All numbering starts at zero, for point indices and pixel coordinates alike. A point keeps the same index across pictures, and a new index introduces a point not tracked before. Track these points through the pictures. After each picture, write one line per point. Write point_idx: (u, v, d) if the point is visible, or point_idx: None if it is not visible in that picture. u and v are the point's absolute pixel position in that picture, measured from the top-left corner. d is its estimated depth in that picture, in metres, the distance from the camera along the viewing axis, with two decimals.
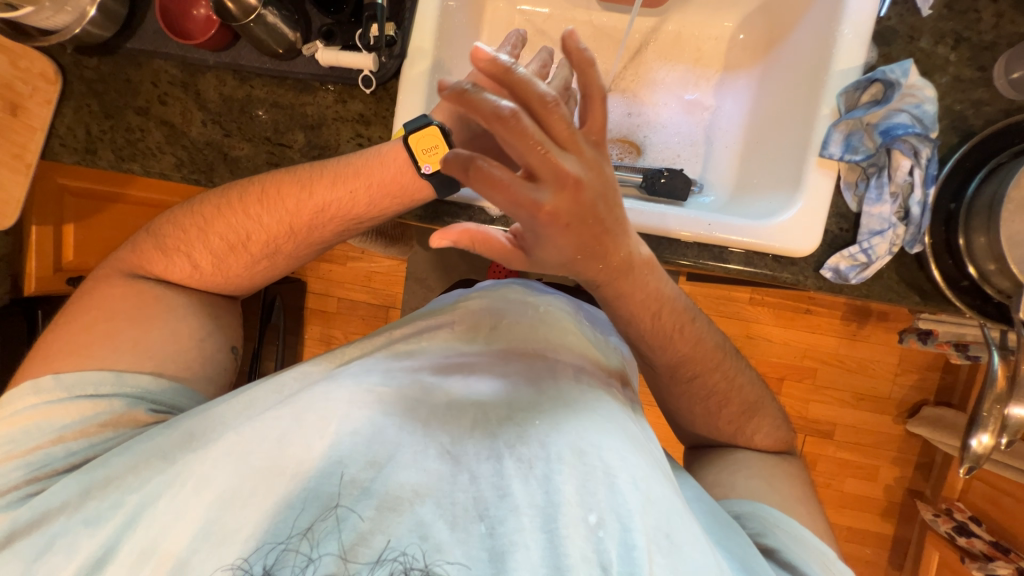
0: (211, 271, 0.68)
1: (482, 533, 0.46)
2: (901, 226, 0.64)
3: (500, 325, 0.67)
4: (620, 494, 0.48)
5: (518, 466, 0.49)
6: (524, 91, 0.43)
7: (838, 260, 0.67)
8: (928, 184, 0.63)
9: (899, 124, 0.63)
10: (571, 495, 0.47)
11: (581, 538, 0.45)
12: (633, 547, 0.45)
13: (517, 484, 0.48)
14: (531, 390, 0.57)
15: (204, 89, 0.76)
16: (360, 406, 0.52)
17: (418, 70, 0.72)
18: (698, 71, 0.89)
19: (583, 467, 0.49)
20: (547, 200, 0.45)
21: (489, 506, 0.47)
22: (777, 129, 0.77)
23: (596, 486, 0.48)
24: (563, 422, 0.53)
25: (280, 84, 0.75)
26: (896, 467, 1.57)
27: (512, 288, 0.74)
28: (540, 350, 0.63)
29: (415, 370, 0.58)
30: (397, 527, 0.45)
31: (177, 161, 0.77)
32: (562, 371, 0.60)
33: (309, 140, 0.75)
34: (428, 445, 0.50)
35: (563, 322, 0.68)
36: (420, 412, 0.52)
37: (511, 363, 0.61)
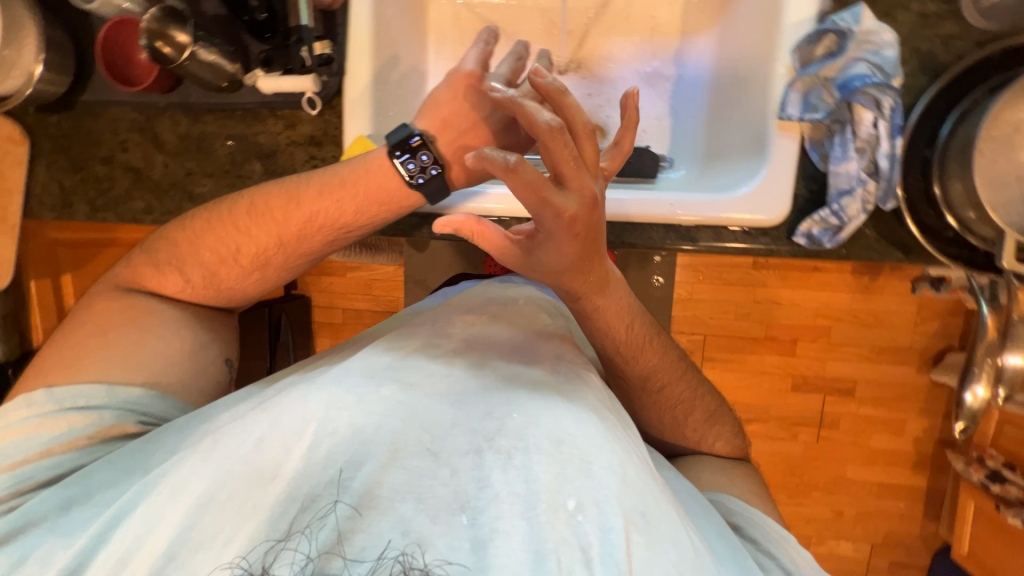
0: (204, 284, 0.71)
1: (465, 524, 0.46)
2: (871, 181, 0.60)
3: (476, 318, 0.70)
4: (599, 479, 0.48)
5: (499, 458, 0.49)
6: (533, 120, 0.45)
7: (809, 225, 0.64)
8: (894, 136, 0.58)
9: (856, 76, 0.58)
10: (549, 482, 0.48)
11: (562, 524, 0.46)
12: (610, 529, 0.46)
13: (499, 475, 0.48)
14: (513, 384, 0.57)
15: (160, 131, 0.78)
16: (343, 408, 0.53)
17: (359, 85, 0.71)
18: (656, 41, 0.86)
19: (560, 456, 0.49)
20: (571, 206, 0.47)
21: (470, 498, 0.47)
22: (738, 95, 0.74)
23: (574, 473, 0.49)
24: (548, 414, 0.53)
25: (231, 116, 0.76)
26: (924, 418, 1.52)
27: (494, 292, 0.78)
28: (522, 352, 0.63)
29: (401, 371, 0.58)
30: (381, 526, 0.46)
31: (147, 205, 0.80)
32: (540, 366, 0.60)
33: (266, 168, 0.76)
34: (408, 443, 0.50)
35: (538, 314, 0.74)
36: (404, 408, 0.53)
37: (490, 359, 0.62)
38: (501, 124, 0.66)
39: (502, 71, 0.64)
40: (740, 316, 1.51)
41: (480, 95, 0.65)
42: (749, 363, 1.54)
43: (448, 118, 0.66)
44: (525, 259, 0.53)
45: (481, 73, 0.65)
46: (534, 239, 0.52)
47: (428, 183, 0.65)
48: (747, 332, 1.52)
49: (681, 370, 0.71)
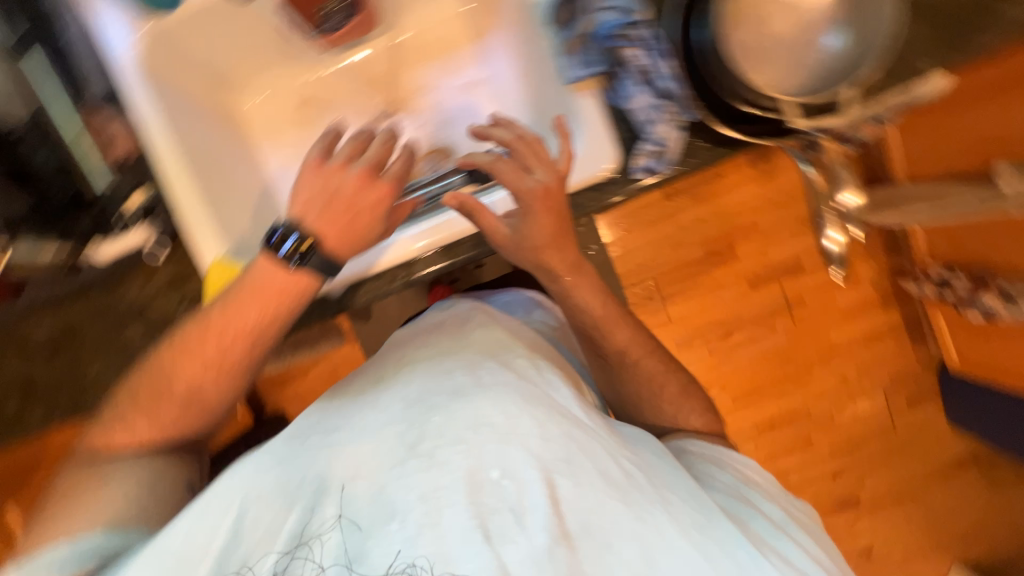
0: (122, 445, 0.60)
1: (395, 530, 0.49)
2: (667, 102, 0.64)
3: (406, 349, 0.69)
4: (518, 448, 0.52)
5: (428, 461, 0.51)
6: (501, 134, 0.68)
7: (640, 158, 0.67)
8: (664, 56, 0.63)
9: (607, 23, 0.64)
10: (469, 467, 0.51)
11: (491, 494, 0.50)
12: (539, 484, 0.51)
13: (434, 473, 0.51)
14: (436, 387, 0.57)
15: (23, 339, 0.74)
16: (268, 474, 0.54)
17: (193, 213, 0.72)
18: (456, 56, 0.91)
19: (478, 441, 0.52)
20: (544, 177, 0.65)
21: (397, 507, 0.50)
22: (538, 71, 0.77)
23: (491, 448, 0.52)
24: (473, 405, 0.54)
25: (87, 293, 0.74)
26: (869, 260, 1.60)
27: (428, 318, 0.77)
28: (444, 352, 0.63)
29: (331, 419, 0.57)
30: (321, 556, 0.50)
31: (39, 415, 0.75)
32: (461, 360, 0.61)
33: (145, 326, 0.74)
34: (336, 482, 0.52)
35: (465, 318, 0.73)
36: (331, 452, 0.54)
37: (417, 375, 0.60)
38: (354, 188, 0.64)
39: (343, 150, 0.67)
40: (676, 246, 1.56)
41: (323, 174, 0.64)
42: (705, 282, 1.58)
43: (309, 202, 0.63)
44: (512, 238, 0.67)
45: (324, 155, 0.66)
46: (519, 221, 0.67)
47: (311, 257, 0.61)
48: (689, 257, 1.57)
49: (612, 325, 0.73)
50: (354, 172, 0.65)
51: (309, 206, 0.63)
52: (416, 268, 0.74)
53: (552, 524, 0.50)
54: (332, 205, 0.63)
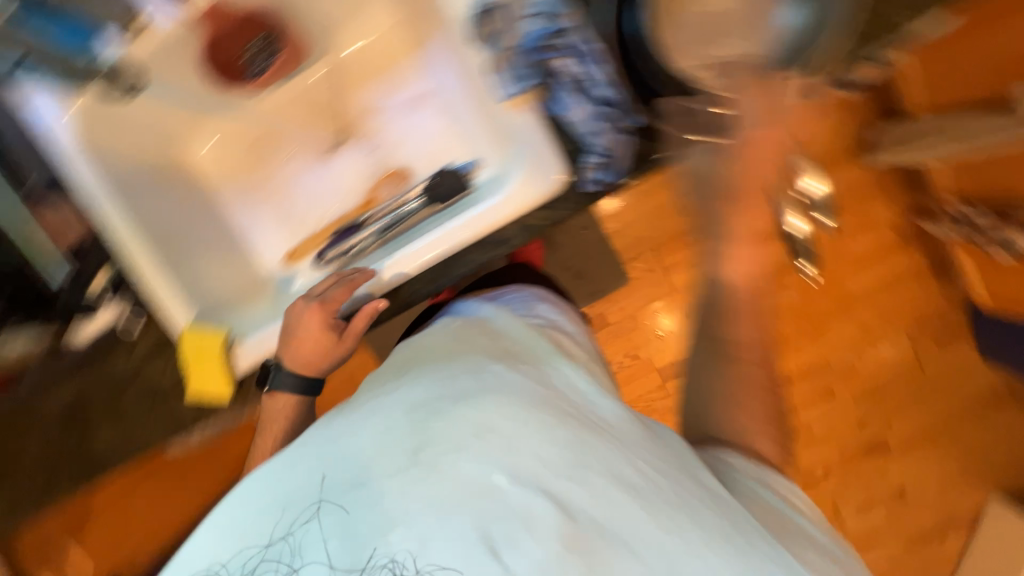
0: None
1: (381, 556, 0.41)
2: (602, 108, 0.68)
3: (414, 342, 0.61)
4: (529, 453, 0.43)
5: (429, 466, 0.43)
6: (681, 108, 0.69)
7: (586, 167, 0.67)
8: (595, 62, 0.68)
9: (535, 32, 0.67)
10: (470, 474, 0.42)
11: (492, 501, 0.42)
12: (547, 490, 0.42)
13: (437, 476, 0.43)
14: (444, 381, 0.49)
15: (25, 417, 0.78)
16: (269, 485, 0.47)
17: (167, 276, 0.76)
18: (398, 72, 0.90)
19: (484, 443, 0.44)
20: (744, 129, 0.62)
21: (392, 519, 0.42)
22: (477, 86, 0.75)
23: (497, 453, 0.43)
24: (486, 402, 0.46)
25: (78, 368, 0.77)
26: None
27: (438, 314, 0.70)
28: (450, 344, 0.55)
29: (338, 423, 0.49)
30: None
31: (51, 486, 0.79)
32: (469, 353, 0.52)
33: (138, 391, 0.78)
34: (330, 490, 0.44)
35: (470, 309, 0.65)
36: (330, 457, 0.46)
37: (422, 371, 0.52)
38: (301, 359, 0.69)
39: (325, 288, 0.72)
40: (671, 214, 1.35)
41: (292, 322, 0.70)
42: (709, 245, 1.37)
43: (284, 346, 0.71)
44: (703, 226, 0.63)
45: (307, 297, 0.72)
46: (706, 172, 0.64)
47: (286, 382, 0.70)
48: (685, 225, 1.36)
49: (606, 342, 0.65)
50: (317, 320, 0.69)
51: (281, 352, 0.71)
52: (381, 307, 0.74)
53: (562, 532, 0.41)
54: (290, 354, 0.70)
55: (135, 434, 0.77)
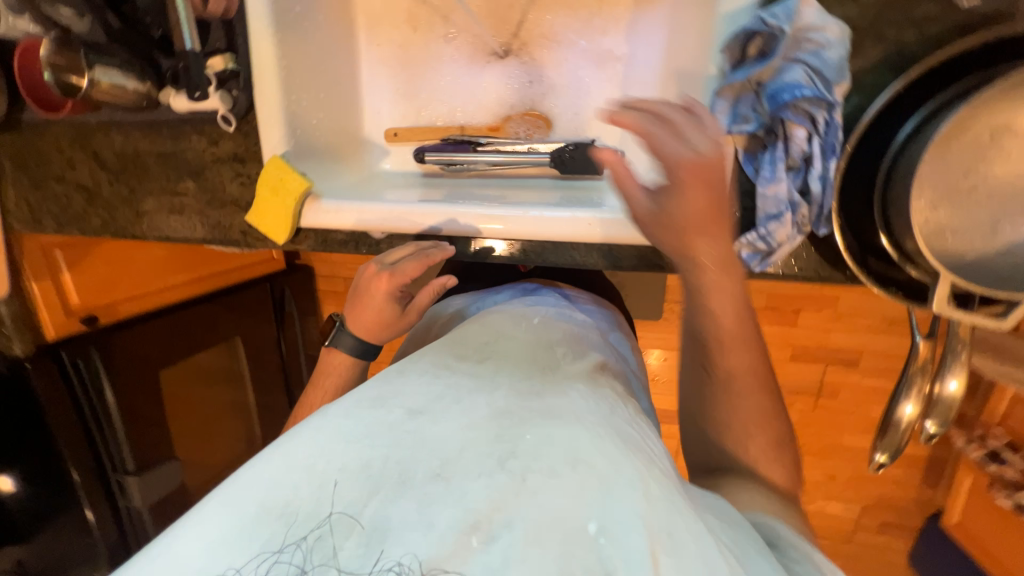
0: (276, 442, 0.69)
1: (477, 549, 0.35)
2: (803, 206, 0.53)
3: (492, 337, 0.58)
4: (628, 505, 0.37)
5: (519, 481, 0.38)
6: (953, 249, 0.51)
7: (738, 248, 0.57)
8: (829, 155, 0.50)
9: (789, 85, 0.49)
10: (559, 505, 0.36)
11: (584, 552, 0.35)
12: (642, 557, 0.35)
13: (524, 503, 0.37)
14: (527, 401, 0.45)
15: (99, 149, 0.79)
16: (344, 449, 0.41)
17: (269, 100, 0.68)
18: (603, 16, 0.77)
19: (574, 481, 0.38)
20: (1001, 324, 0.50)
21: (484, 515, 0.36)
22: (682, 89, 0.65)
23: (589, 494, 0.37)
24: (581, 435, 0.41)
25: (157, 132, 0.75)
26: None
27: (505, 310, 0.68)
28: (538, 363, 0.53)
29: (410, 392, 0.47)
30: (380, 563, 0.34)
31: (103, 220, 0.84)
32: (550, 378, 0.50)
33: (199, 187, 0.77)
34: (418, 466, 0.39)
35: (561, 333, 0.63)
36: (412, 431, 0.42)
37: (503, 373, 0.50)
38: (375, 305, 0.69)
39: (403, 253, 0.69)
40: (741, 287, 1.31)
41: (370, 273, 0.69)
42: None
43: (356, 295, 0.71)
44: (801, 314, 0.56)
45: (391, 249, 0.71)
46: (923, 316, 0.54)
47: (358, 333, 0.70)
48: None
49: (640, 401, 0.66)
50: (385, 278, 0.68)
51: (356, 298, 0.71)
52: (458, 245, 0.72)
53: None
54: (362, 301, 0.70)
55: (184, 222, 0.79)
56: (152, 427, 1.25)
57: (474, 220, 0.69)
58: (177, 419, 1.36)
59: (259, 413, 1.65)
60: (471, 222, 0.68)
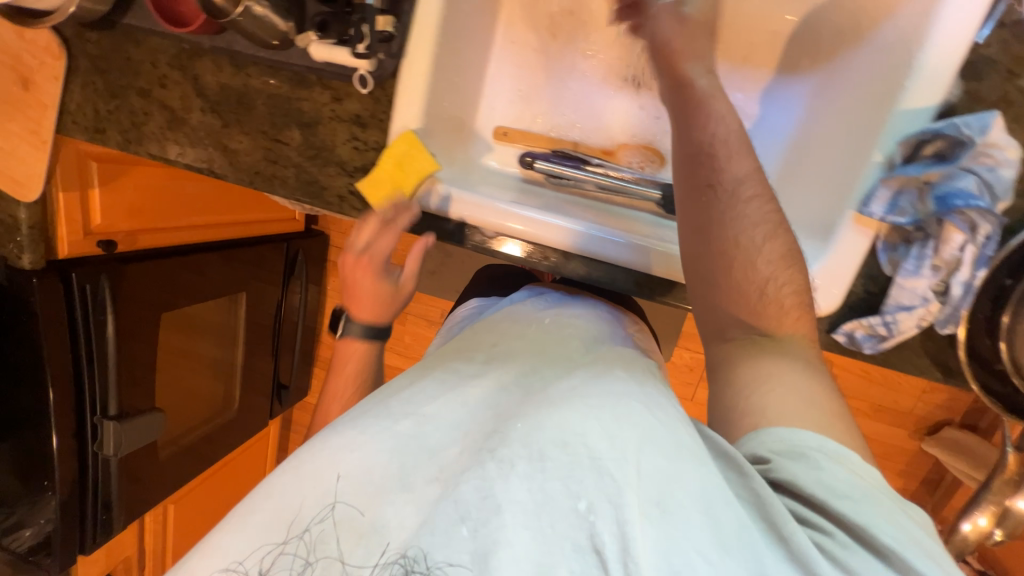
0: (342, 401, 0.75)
1: (466, 536, 0.41)
2: (935, 303, 0.56)
3: (499, 335, 0.63)
4: (611, 480, 0.40)
5: (501, 468, 0.42)
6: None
7: (855, 327, 0.60)
8: (978, 266, 0.54)
9: (961, 191, 0.52)
10: (552, 487, 0.41)
11: (569, 526, 0.39)
12: (626, 522, 0.38)
13: (506, 493, 0.41)
14: (530, 400, 0.49)
15: (201, 74, 0.73)
16: (357, 449, 0.47)
17: (417, 73, 0.65)
18: (745, 71, 0.76)
19: (566, 459, 0.41)
20: None
21: (471, 508, 0.41)
22: (826, 162, 0.65)
23: (585, 472, 0.41)
24: (560, 422, 0.43)
25: (277, 74, 0.71)
26: (901, 479, 1.54)
27: (521, 312, 0.69)
28: (550, 364, 0.55)
29: (420, 402, 0.51)
30: (391, 532, 0.43)
31: (179, 148, 0.77)
32: (560, 379, 0.51)
33: (306, 139, 0.72)
34: (427, 467, 0.45)
35: (581, 328, 0.64)
36: (411, 430, 0.48)
37: (512, 378, 0.54)
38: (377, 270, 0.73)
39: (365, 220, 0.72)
40: None
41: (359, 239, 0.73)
42: None
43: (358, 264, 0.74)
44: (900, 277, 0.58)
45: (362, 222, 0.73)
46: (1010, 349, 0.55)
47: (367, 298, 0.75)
48: None
49: None
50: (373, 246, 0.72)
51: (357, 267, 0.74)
52: (572, 263, 0.70)
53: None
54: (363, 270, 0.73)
55: (276, 172, 0.74)
56: (144, 374, 1.10)
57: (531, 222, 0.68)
58: (161, 374, 1.17)
59: (242, 382, 1.46)
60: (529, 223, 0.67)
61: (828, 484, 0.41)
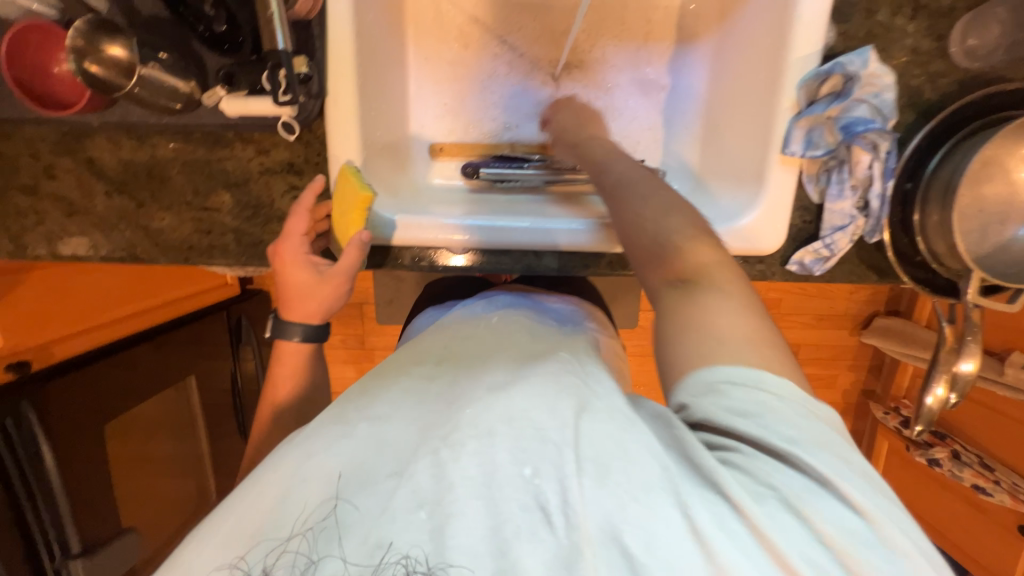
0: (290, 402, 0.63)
1: (425, 518, 0.39)
2: (861, 218, 0.64)
3: (446, 342, 0.58)
4: (553, 444, 0.40)
5: (452, 452, 0.41)
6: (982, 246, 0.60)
7: (802, 255, 0.67)
8: (886, 178, 0.62)
9: (858, 119, 0.60)
10: (505, 460, 0.40)
11: (515, 492, 0.39)
12: (566, 478, 0.39)
13: (460, 474, 0.40)
14: (479, 385, 0.47)
15: (95, 155, 0.66)
16: (327, 456, 0.44)
17: (343, 109, 0.63)
18: (650, 47, 0.81)
19: (516, 430, 0.41)
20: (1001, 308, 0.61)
21: (432, 493, 0.40)
22: (737, 116, 0.71)
23: (529, 441, 0.41)
24: (506, 404, 0.43)
25: (187, 138, 0.65)
26: (853, 373, 1.73)
27: (457, 320, 0.65)
28: (493, 358, 0.53)
29: (380, 406, 0.47)
30: (353, 542, 0.39)
31: (91, 241, 0.69)
32: (511, 362, 0.51)
33: (238, 200, 0.67)
34: (400, 458, 0.42)
35: (522, 321, 0.63)
36: (374, 428, 0.45)
37: (463, 369, 0.51)
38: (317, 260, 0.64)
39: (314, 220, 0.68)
40: None
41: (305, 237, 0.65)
42: None
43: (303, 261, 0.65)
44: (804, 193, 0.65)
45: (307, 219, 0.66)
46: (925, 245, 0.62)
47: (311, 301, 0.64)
48: None
49: None
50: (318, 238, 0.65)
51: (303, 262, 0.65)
52: (544, 259, 0.73)
53: (582, 534, 0.37)
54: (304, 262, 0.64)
55: (213, 241, 0.68)
56: (100, 497, 0.97)
57: (470, 232, 0.68)
58: (121, 493, 1.04)
59: (214, 471, 1.33)
60: (468, 233, 0.68)
61: (780, 426, 0.37)
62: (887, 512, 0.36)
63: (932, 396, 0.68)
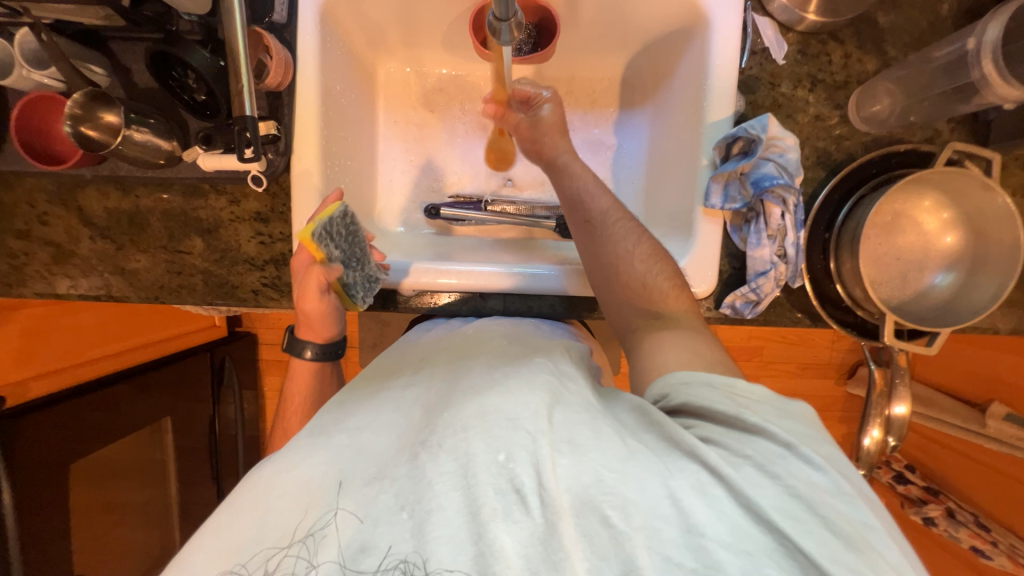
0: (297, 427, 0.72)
1: (406, 518, 0.42)
2: (782, 265, 0.68)
3: (426, 353, 0.64)
4: (525, 432, 0.43)
5: (431, 453, 0.44)
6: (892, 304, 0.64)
7: (734, 298, 0.70)
8: (798, 228, 0.68)
9: (766, 176, 0.66)
10: (476, 453, 0.43)
11: (490, 477, 0.41)
12: (540, 461, 0.42)
13: (437, 472, 0.43)
14: (455, 390, 0.52)
15: (86, 205, 0.73)
16: (317, 461, 0.46)
17: (307, 165, 0.71)
18: (596, 112, 0.90)
19: (486, 422, 0.45)
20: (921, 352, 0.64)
21: (412, 493, 0.43)
22: (668, 171, 0.79)
23: (501, 429, 0.44)
24: (476, 402, 0.47)
25: (167, 190, 0.73)
26: (843, 425, 1.70)
27: (434, 337, 0.69)
28: (466, 362, 0.58)
29: (353, 419, 0.51)
30: (349, 530, 0.42)
31: (72, 281, 0.74)
32: (478, 365, 0.56)
33: (209, 245, 0.74)
34: (389, 460, 0.46)
35: (507, 326, 0.69)
36: (358, 438, 0.49)
37: (436, 376, 0.57)
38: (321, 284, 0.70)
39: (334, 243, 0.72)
40: None
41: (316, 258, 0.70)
42: None
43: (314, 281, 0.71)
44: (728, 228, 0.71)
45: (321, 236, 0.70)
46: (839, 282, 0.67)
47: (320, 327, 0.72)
48: None
49: None
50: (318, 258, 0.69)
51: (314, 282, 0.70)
52: (490, 301, 0.77)
53: (558, 509, 0.40)
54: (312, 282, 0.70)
55: (184, 282, 0.74)
56: (55, 541, 0.95)
57: (419, 274, 0.73)
58: (78, 542, 1.03)
59: (182, 518, 1.31)
60: (417, 275, 0.73)
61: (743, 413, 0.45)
62: (843, 468, 0.42)
63: (869, 439, 0.68)
